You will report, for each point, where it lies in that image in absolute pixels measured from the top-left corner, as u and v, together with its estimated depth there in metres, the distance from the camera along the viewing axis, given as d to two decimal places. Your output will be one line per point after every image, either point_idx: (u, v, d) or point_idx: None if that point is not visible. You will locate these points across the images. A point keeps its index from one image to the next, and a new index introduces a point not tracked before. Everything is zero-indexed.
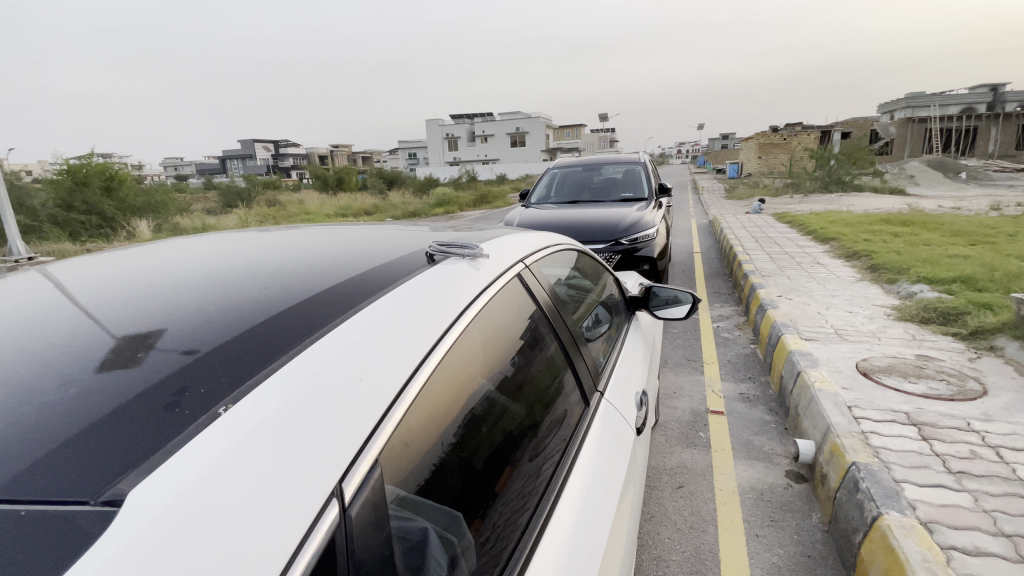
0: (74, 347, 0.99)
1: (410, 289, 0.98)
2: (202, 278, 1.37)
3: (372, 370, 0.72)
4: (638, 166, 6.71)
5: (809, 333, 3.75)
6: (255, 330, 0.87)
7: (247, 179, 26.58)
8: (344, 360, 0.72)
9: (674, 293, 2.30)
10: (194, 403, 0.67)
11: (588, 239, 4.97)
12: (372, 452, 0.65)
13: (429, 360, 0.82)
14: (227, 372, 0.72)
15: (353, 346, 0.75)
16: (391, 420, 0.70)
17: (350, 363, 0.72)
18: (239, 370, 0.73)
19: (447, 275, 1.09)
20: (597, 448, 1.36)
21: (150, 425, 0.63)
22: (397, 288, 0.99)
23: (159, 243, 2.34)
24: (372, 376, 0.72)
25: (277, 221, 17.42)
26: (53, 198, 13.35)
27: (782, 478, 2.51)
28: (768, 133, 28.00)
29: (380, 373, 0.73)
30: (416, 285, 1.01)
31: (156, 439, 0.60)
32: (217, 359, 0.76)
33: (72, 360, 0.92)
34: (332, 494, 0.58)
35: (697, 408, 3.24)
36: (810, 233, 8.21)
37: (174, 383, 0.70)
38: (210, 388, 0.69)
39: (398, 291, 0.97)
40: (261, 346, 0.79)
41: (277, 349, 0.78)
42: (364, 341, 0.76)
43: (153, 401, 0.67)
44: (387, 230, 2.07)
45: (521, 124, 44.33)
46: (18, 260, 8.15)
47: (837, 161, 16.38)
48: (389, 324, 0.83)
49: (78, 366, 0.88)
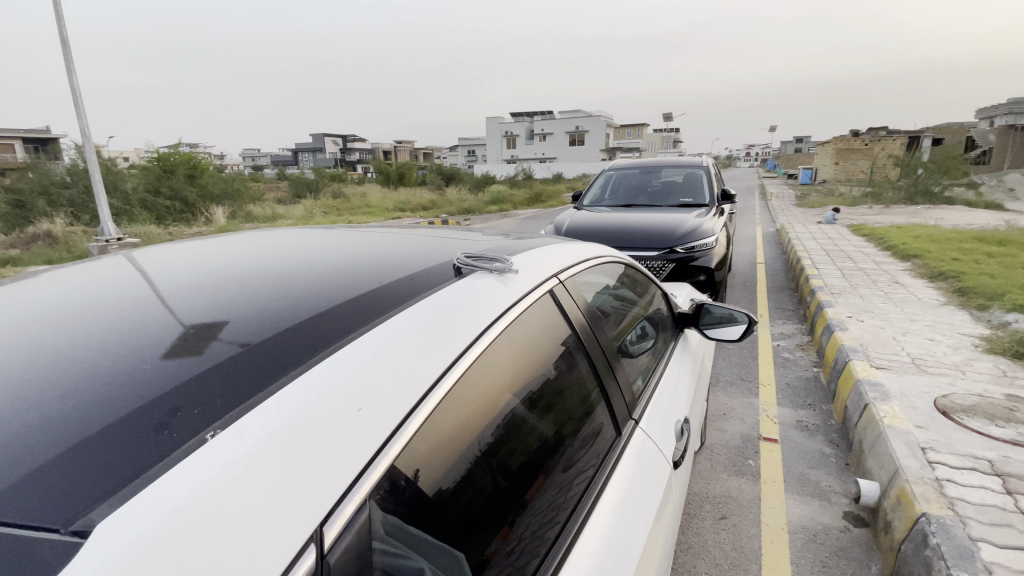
0: (147, 332, 1.03)
1: (427, 307, 0.93)
2: (263, 273, 1.41)
3: (371, 400, 0.70)
4: (700, 171, 6.41)
5: (881, 360, 3.43)
6: (273, 339, 0.86)
7: (315, 171, 27.89)
8: (340, 392, 0.69)
9: (728, 312, 2.14)
10: (183, 425, 0.66)
11: (640, 245, 4.79)
12: (359, 492, 0.62)
13: (441, 384, 0.79)
14: (230, 390, 0.72)
15: (352, 373, 0.72)
16: (386, 456, 0.67)
17: (346, 393, 0.69)
18: (242, 389, 0.72)
19: (468, 291, 1.03)
20: (628, 479, 1.27)
21: (138, 445, 0.63)
22: (413, 305, 0.95)
23: (221, 236, 2.45)
24: (371, 407, 0.69)
25: (340, 212, 18.14)
26: (143, 183, 14.53)
27: (839, 519, 2.30)
28: (847, 138, 26.23)
29: (380, 404, 0.70)
30: (434, 301, 0.96)
31: (137, 464, 0.60)
32: (232, 371, 0.76)
33: (144, 343, 0.96)
34: (310, 538, 0.56)
35: (748, 433, 3.04)
36: (889, 248, 7.58)
37: (180, 397, 0.71)
38: (208, 408, 0.68)
39: (415, 308, 0.93)
40: (272, 361, 0.78)
41: (282, 368, 0.77)
42: (364, 370, 0.73)
43: (144, 419, 0.67)
44: (434, 232, 2.06)
45: (581, 123, 43.95)
46: (108, 242, 8.95)
47: (925, 171, 15.13)
48: (395, 349, 0.79)
49: (148, 352, 0.92)
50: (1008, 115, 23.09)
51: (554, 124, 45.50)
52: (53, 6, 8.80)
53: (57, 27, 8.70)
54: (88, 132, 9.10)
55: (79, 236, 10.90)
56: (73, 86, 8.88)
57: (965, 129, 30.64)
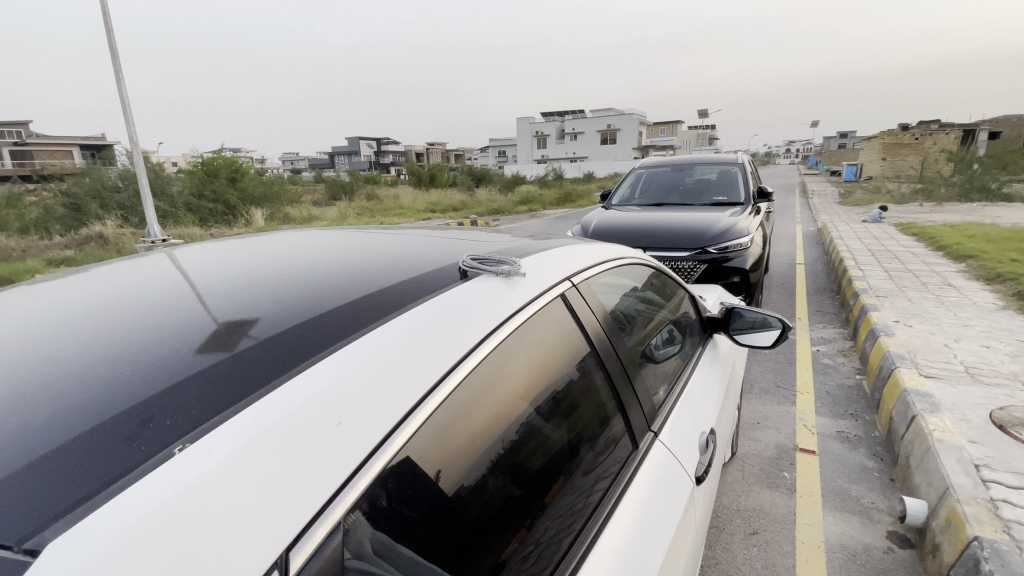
0: (181, 327, 1.05)
1: (423, 314, 0.91)
2: (290, 272, 1.42)
3: (352, 412, 0.68)
4: (735, 168, 6.20)
5: (930, 369, 3.21)
6: (263, 348, 0.85)
7: (350, 173, 28.51)
8: (315, 406, 0.67)
9: (762, 316, 2.03)
10: (152, 438, 0.66)
11: (671, 245, 4.66)
12: (333, 514, 0.61)
13: (432, 397, 0.77)
14: (212, 399, 0.72)
15: (330, 386, 0.70)
16: (366, 474, 0.65)
17: (322, 407, 0.67)
18: (220, 399, 0.72)
19: (469, 296, 1.00)
20: (646, 494, 1.21)
21: (106, 458, 0.63)
22: (409, 312, 0.93)
23: (252, 237, 2.49)
24: (353, 421, 0.68)
25: (373, 213, 18.50)
26: (188, 186, 15.17)
27: (882, 540, 2.15)
28: (895, 133, 25.03)
29: (362, 419, 0.68)
30: (432, 307, 0.94)
31: (101, 477, 0.60)
32: (221, 379, 0.76)
33: (175, 339, 0.98)
34: (274, 564, 0.54)
35: (783, 443, 2.89)
36: (941, 248, 7.14)
37: (159, 408, 0.71)
38: (186, 417, 0.69)
39: (411, 315, 0.90)
40: (259, 369, 0.79)
41: (266, 377, 0.76)
42: (343, 384, 0.71)
43: (115, 430, 0.68)
44: (457, 233, 2.04)
45: (614, 122, 43.46)
46: (152, 243, 9.36)
47: (980, 166, 14.26)
48: (381, 360, 0.77)
49: (181, 347, 0.94)
50: None
51: (586, 123, 45.16)
52: (103, 18, 9.26)
53: (106, 37, 9.12)
54: (136, 138, 9.56)
55: (127, 236, 11.46)
56: (121, 95, 9.33)
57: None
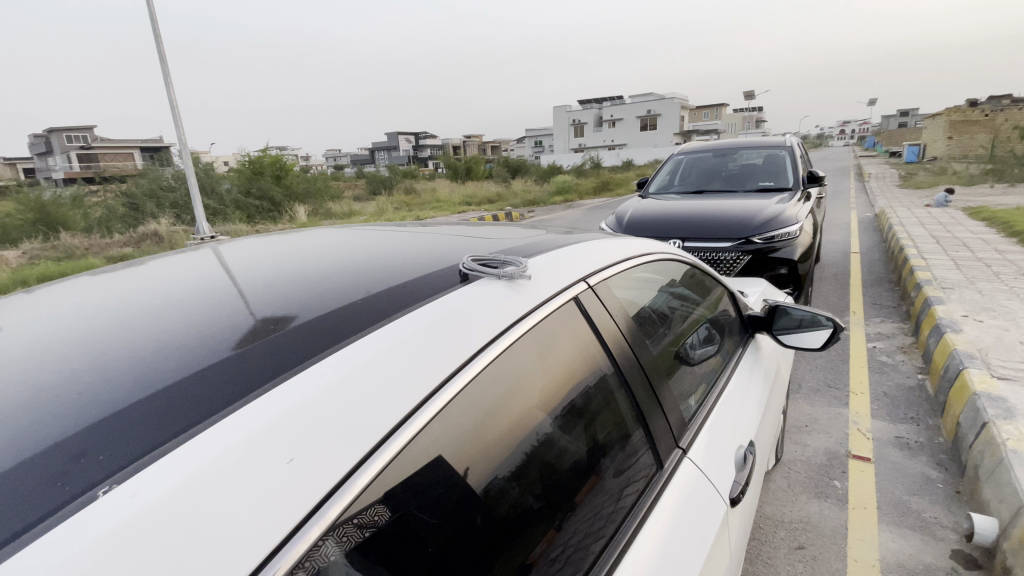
0: (220, 322, 1.03)
1: (403, 330, 0.83)
2: (324, 268, 1.39)
3: (308, 447, 0.63)
4: (783, 152, 5.85)
5: (1005, 369, 2.90)
6: (228, 365, 0.80)
7: (388, 168, 28.94)
8: (261, 443, 0.62)
9: (810, 314, 1.86)
10: (82, 473, 0.61)
11: (712, 235, 4.42)
12: (279, 567, 0.55)
13: (409, 424, 0.71)
14: (179, 421, 0.68)
15: (279, 420, 0.65)
16: (321, 520, 0.59)
17: (270, 443, 0.62)
18: (182, 423, 0.68)
19: (462, 303, 0.92)
20: (674, 516, 1.10)
21: (33, 496, 0.58)
22: (389, 324, 0.85)
23: (291, 233, 2.52)
24: (307, 457, 0.62)
25: (411, 208, 18.74)
26: (236, 185, 15.80)
27: (945, 559, 1.95)
28: (963, 109, 23.20)
29: (317, 455, 0.63)
30: (422, 317, 0.87)
31: (19, 520, 0.55)
32: (200, 397, 0.72)
33: (215, 335, 0.96)
34: None
35: (834, 449, 2.69)
36: (1017, 234, 6.53)
37: (118, 430, 0.68)
38: (138, 442, 0.65)
39: (390, 329, 0.83)
40: (236, 384, 0.74)
41: (230, 398, 0.71)
42: (292, 416, 0.65)
43: (50, 461, 0.64)
44: (491, 228, 1.96)
45: (654, 108, 42.31)
46: (201, 240, 9.76)
47: None
48: (344, 388, 0.70)
49: (218, 344, 0.91)
50: None
51: (625, 110, 44.17)
52: (152, 26, 9.67)
53: (156, 44, 9.54)
54: (184, 139, 9.98)
55: (180, 234, 12.05)
56: (171, 99, 9.74)
57: None
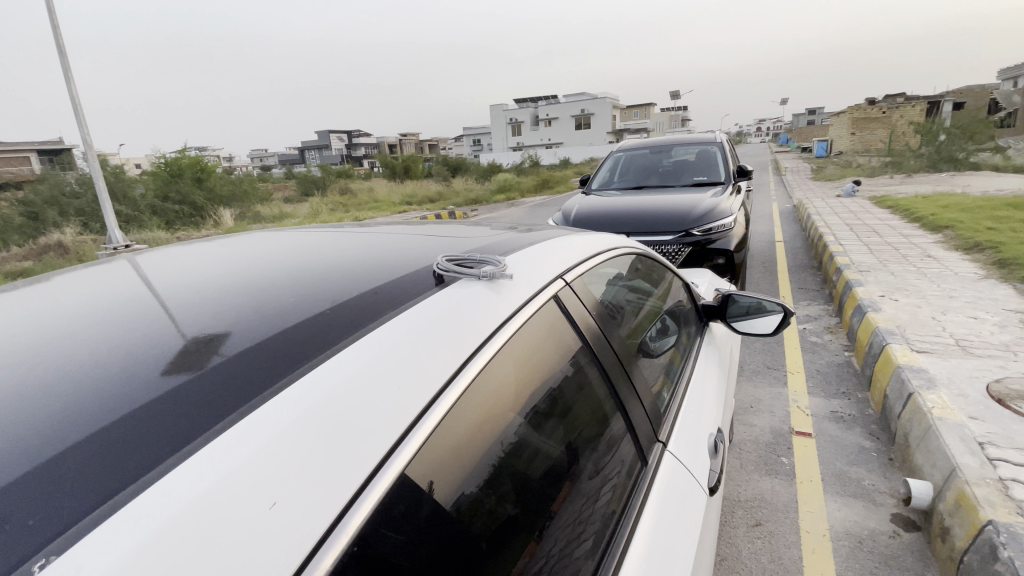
0: (139, 344, 0.92)
1: (379, 343, 0.79)
2: (250, 276, 1.28)
3: (289, 491, 0.58)
4: (713, 148, 6.13)
5: (922, 344, 3.19)
6: (162, 398, 0.72)
7: (321, 168, 27.67)
8: (234, 490, 0.55)
9: (757, 301, 1.93)
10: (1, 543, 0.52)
11: (654, 229, 4.55)
12: None
13: (403, 448, 0.67)
14: (117, 470, 0.60)
15: (250, 459, 0.59)
16: (315, 571, 0.54)
17: (245, 488, 0.56)
18: (122, 474, 0.59)
19: (440, 309, 0.88)
20: (658, 513, 1.09)
21: None
22: (362, 338, 0.81)
23: (220, 238, 2.30)
24: (291, 499, 0.57)
25: (347, 209, 18.07)
26: (152, 189, 14.58)
27: (887, 523, 2.09)
28: (863, 107, 25.50)
29: (302, 496, 0.58)
30: (400, 327, 0.83)
31: None
32: (141, 439, 0.64)
33: (137, 359, 0.86)
34: None
35: (778, 427, 2.83)
36: (917, 219, 7.24)
37: (36, 490, 0.58)
38: (71, 502, 0.56)
39: (362, 345, 0.79)
40: (181, 423, 0.67)
41: (178, 440, 0.64)
42: (265, 453, 0.59)
43: None
44: (432, 228, 1.90)
45: (588, 106, 43.41)
46: (114, 248, 8.89)
47: (947, 137, 14.71)
48: (322, 420, 0.65)
49: (142, 368, 0.82)
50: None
51: (560, 109, 44.99)
52: (47, 14, 8.70)
53: (51, 35, 8.61)
54: (88, 138, 9.05)
55: (88, 244, 10.92)
56: (71, 96, 8.81)
57: (986, 93, 29.81)
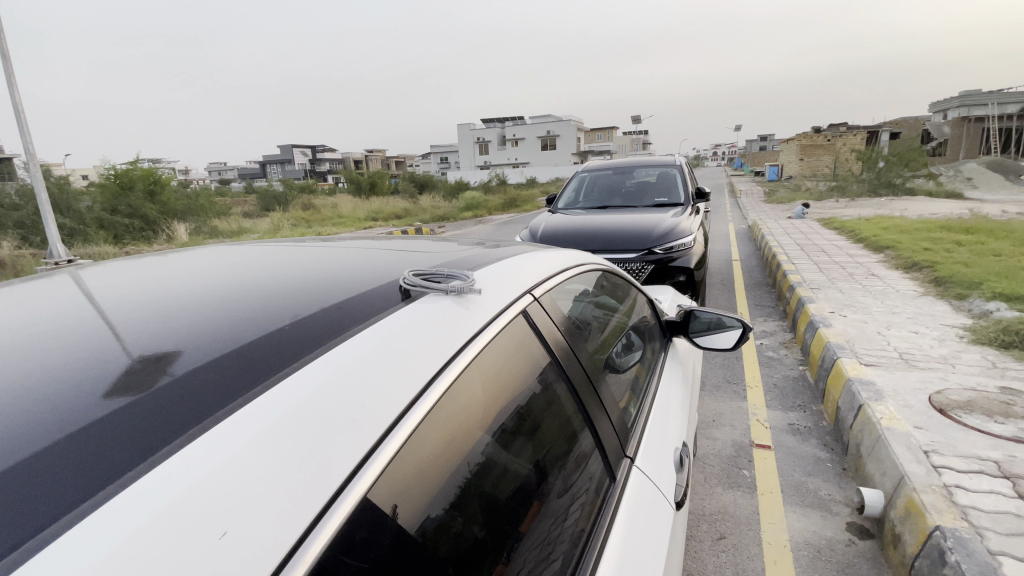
0: (79, 364, 0.86)
1: (345, 360, 0.77)
2: (206, 292, 1.22)
3: (243, 518, 0.55)
4: (673, 169, 6.34)
5: (870, 357, 3.36)
6: (106, 420, 0.67)
7: (283, 182, 27.07)
8: (185, 515, 0.53)
9: (717, 317, 1.98)
10: None
11: (617, 247, 4.65)
12: None
13: (368, 468, 0.66)
14: (52, 501, 0.55)
15: (203, 485, 0.56)
16: None
17: (199, 514, 0.53)
18: (58, 503, 0.55)
19: (407, 324, 0.87)
20: (626, 528, 1.09)
21: None
22: (327, 353, 0.79)
23: (174, 251, 2.20)
24: (243, 527, 0.54)
25: (309, 224, 17.68)
26: (100, 202, 13.90)
27: (843, 532, 2.17)
28: (810, 135, 27.06)
29: (258, 522, 0.55)
30: (367, 341, 0.82)
31: None
32: (79, 465, 0.60)
33: (74, 381, 0.80)
34: None
35: (739, 440, 2.90)
36: (862, 240, 7.68)
37: None
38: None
39: (325, 361, 0.77)
40: (123, 447, 0.62)
41: (122, 465, 0.60)
42: (220, 476, 0.57)
43: None
44: (397, 243, 1.87)
45: (553, 128, 44.37)
46: (55, 263, 8.38)
47: (886, 163, 15.75)
48: (283, 441, 0.63)
49: (81, 390, 0.77)
50: (958, 109, 24.48)
51: (526, 129, 45.76)
52: None
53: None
54: (30, 147, 8.57)
55: (27, 258, 10.30)
56: (16, 107, 8.38)
57: (919, 124, 32.18)
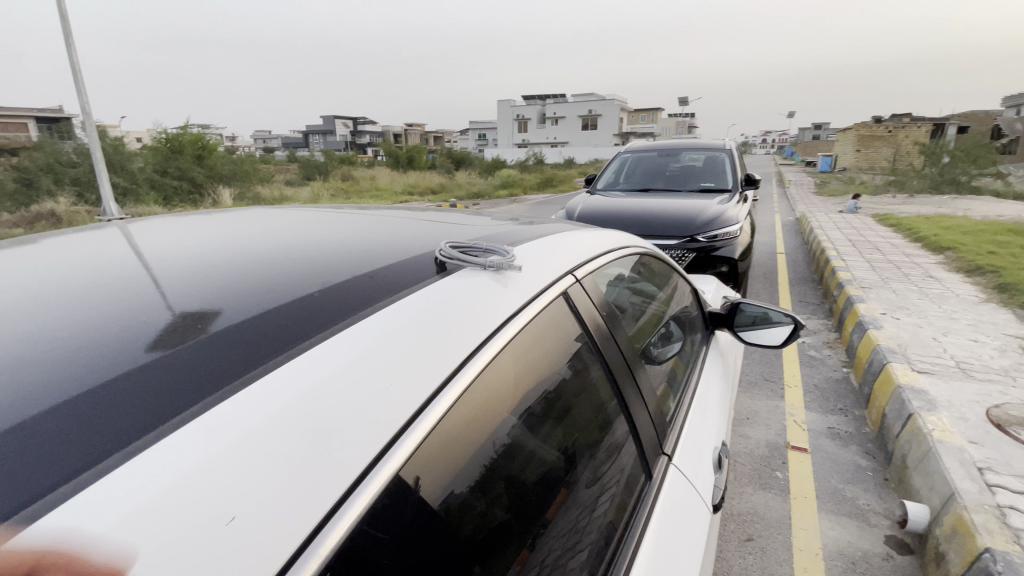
0: (124, 316, 0.85)
1: (378, 332, 0.73)
2: (246, 253, 1.21)
3: (262, 496, 0.52)
4: (721, 154, 6.06)
5: (923, 363, 3.16)
6: (142, 376, 0.65)
7: (324, 152, 27.52)
8: (200, 487, 0.50)
9: (764, 311, 1.87)
10: None
11: (658, 233, 4.50)
12: None
13: (399, 447, 0.62)
14: (84, 455, 0.53)
15: (225, 457, 0.53)
16: None
17: (216, 488, 0.50)
18: (80, 462, 0.52)
19: (444, 298, 0.83)
20: (659, 526, 1.04)
21: None
22: (360, 323, 0.75)
23: (217, 212, 2.22)
24: (261, 506, 0.51)
25: (348, 195, 17.96)
26: (151, 163, 14.44)
27: (880, 545, 2.05)
28: (869, 125, 25.55)
29: (274, 501, 0.52)
30: (402, 313, 0.78)
31: None
32: (107, 423, 0.58)
33: (117, 334, 0.78)
34: None
35: (774, 440, 2.79)
36: (919, 239, 7.23)
37: None
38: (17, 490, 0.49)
39: (359, 331, 0.73)
40: (155, 406, 0.60)
41: (142, 427, 0.57)
42: (241, 448, 0.54)
43: None
44: (435, 214, 1.81)
45: (595, 107, 43.38)
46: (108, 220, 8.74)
47: (951, 159, 14.75)
48: (310, 414, 0.59)
49: (124, 342, 0.75)
50: None
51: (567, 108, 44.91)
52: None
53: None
54: (87, 107, 8.91)
55: (84, 215, 10.81)
56: (74, 65, 8.67)
57: (992, 118, 29.93)
